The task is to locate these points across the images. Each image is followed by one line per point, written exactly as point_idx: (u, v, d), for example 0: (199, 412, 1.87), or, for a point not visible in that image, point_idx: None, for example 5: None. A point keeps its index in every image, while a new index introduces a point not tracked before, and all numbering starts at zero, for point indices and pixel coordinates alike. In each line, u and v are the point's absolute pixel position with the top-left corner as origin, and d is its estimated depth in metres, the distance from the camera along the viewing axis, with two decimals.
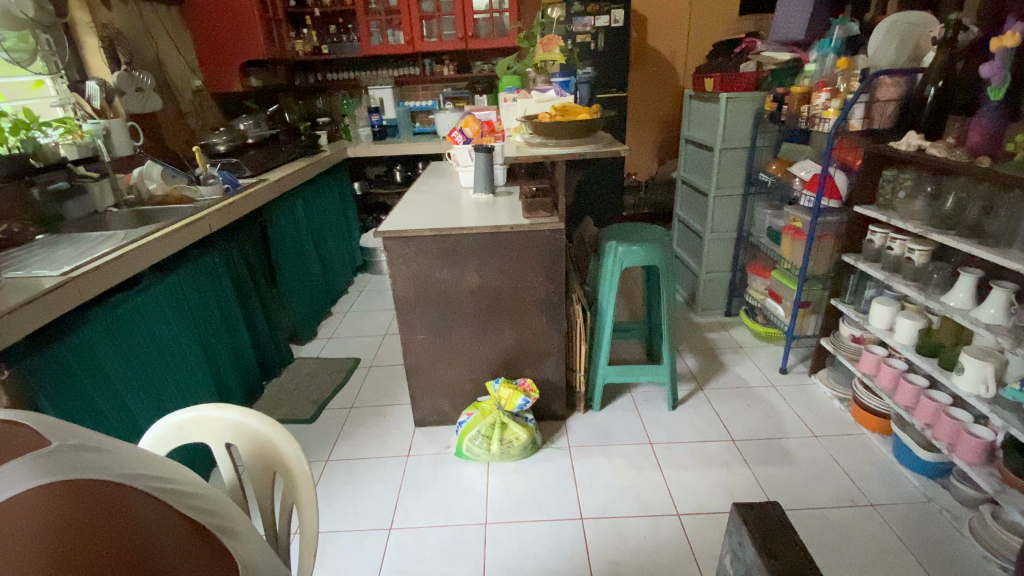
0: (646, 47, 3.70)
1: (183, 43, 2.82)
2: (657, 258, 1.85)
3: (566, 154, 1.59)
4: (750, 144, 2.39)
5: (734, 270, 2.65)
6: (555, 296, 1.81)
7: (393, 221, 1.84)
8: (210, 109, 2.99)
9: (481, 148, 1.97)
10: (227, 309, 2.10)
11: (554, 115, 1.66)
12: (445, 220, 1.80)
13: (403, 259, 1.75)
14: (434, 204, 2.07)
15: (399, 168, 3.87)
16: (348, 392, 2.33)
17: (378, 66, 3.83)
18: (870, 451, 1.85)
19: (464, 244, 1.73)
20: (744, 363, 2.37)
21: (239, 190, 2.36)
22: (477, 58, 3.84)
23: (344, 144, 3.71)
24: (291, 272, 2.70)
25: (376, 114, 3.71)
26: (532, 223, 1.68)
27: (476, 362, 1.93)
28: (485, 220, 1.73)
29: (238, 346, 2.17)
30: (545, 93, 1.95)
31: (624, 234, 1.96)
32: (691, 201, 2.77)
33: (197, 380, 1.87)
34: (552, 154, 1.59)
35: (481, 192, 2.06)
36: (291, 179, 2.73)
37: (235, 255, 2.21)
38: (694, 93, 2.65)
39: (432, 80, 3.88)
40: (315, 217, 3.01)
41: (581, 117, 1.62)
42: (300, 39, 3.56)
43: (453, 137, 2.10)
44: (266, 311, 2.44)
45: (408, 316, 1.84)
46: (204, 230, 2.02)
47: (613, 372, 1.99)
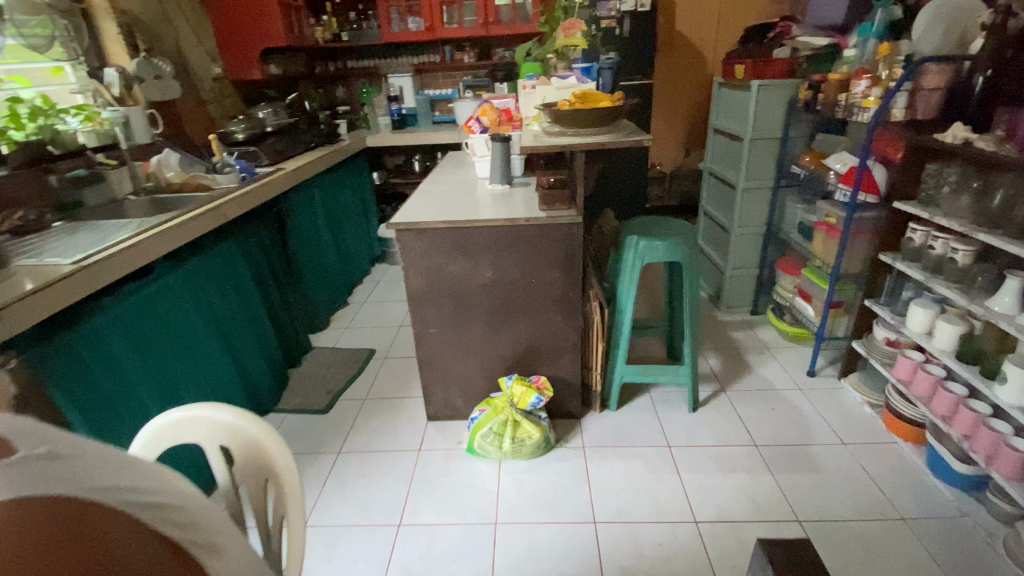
0: (674, 32, 3.56)
1: (203, 31, 2.81)
2: (680, 254, 1.77)
3: (585, 144, 1.51)
4: (782, 135, 2.27)
5: (762, 266, 2.55)
6: (571, 292, 1.75)
7: (407, 212, 1.80)
8: (230, 97, 2.98)
9: (497, 138, 1.92)
10: (247, 299, 2.10)
11: (574, 103, 1.58)
12: (460, 211, 1.75)
13: (416, 252, 1.71)
14: (450, 194, 2.03)
15: (418, 158, 3.84)
16: (363, 383, 2.32)
17: (398, 53, 3.78)
18: (901, 461, 1.75)
19: (478, 237, 1.67)
20: (769, 364, 2.28)
21: (255, 178, 2.34)
22: (498, 45, 3.77)
23: (363, 133, 3.69)
24: (309, 261, 2.70)
25: (395, 104, 3.76)
26: (548, 216, 1.62)
27: (489, 358, 1.89)
28: (500, 212, 1.67)
29: (261, 336, 2.17)
30: (565, 80, 1.87)
31: (645, 228, 1.88)
32: (718, 194, 2.67)
33: (216, 370, 1.87)
34: (571, 143, 1.52)
35: (498, 183, 2.01)
36: (309, 168, 2.71)
37: (253, 245, 2.20)
38: (723, 81, 2.53)
39: (452, 68, 3.82)
40: (333, 206, 3.00)
41: (603, 105, 1.54)
42: (320, 26, 3.53)
43: (470, 125, 2.05)
44: (285, 300, 2.44)
45: (420, 310, 1.81)
46: (219, 218, 2.01)
47: (631, 372, 1.93)
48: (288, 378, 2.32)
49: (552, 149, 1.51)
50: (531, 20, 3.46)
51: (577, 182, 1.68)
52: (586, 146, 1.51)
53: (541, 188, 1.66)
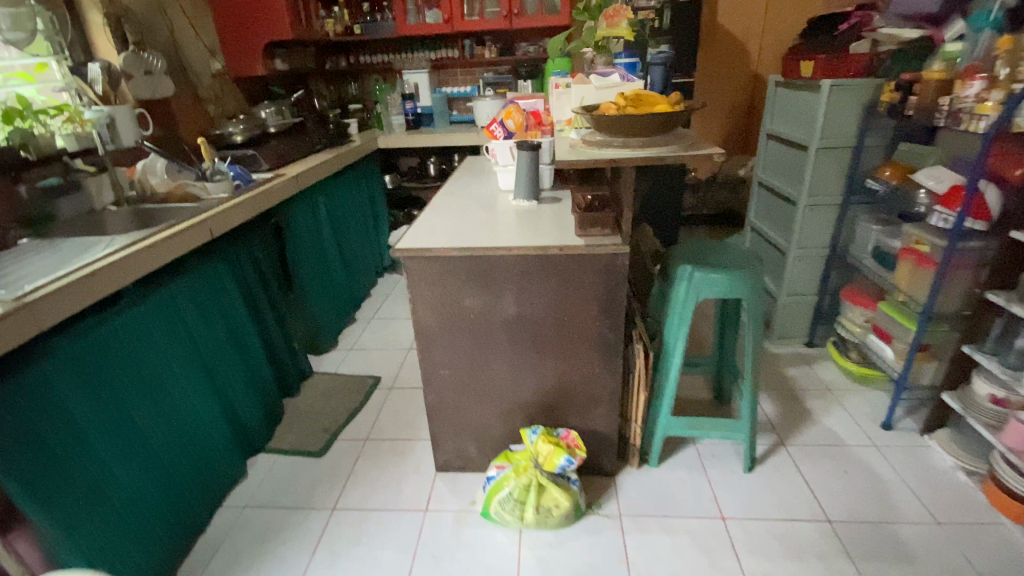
0: (715, 25, 3.23)
1: (201, 24, 2.56)
2: (744, 286, 1.47)
3: (638, 158, 1.21)
4: (856, 144, 1.94)
5: (822, 293, 2.22)
6: (611, 333, 1.46)
7: (417, 235, 1.52)
8: (232, 94, 2.74)
9: (523, 146, 1.63)
10: (237, 325, 1.85)
11: (623, 106, 1.28)
12: (480, 236, 1.45)
13: (427, 282, 1.42)
14: (467, 209, 1.74)
15: (432, 160, 3.58)
16: (365, 419, 2.07)
17: (414, 47, 3.51)
18: (1013, 550, 1.43)
19: (500, 268, 1.38)
20: (834, 411, 1.96)
21: (251, 187, 2.09)
22: (522, 38, 3.48)
23: (375, 133, 3.43)
24: (311, 277, 2.45)
25: (410, 102, 3.46)
26: (588, 244, 1.32)
27: (509, 405, 1.61)
28: (529, 237, 1.38)
29: (251, 367, 1.92)
30: (607, 78, 1.58)
31: (699, 254, 1.58)
32: (772, 208, 2.34)
33: (195, 413, 1.62)
34: (620, 156, 1.22)
35: (523, 198, 1.73)
36: (313, 173, 2.46)
37: (247, 263, 1.95)
38: (782, 80, 2.21)
39: (472, 64, 3.55)
40: (340, 214, 2.75)
41: (660, 109, 1.25)
42: (330, 18, 3.25)
43: (491, 131, 1.77)
44: (284, 323, 2.19)
45: (430, 349, 1.53)
46: (205, 235, 1.75)
47: (677, 425, 1.64)
48: (281, 411, 2.08)
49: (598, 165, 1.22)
50: (560, 11, 3.16)
51: (621, 201, 1.38)
52: (640, 161, 1.21)
53: (577, 209, 1.37)
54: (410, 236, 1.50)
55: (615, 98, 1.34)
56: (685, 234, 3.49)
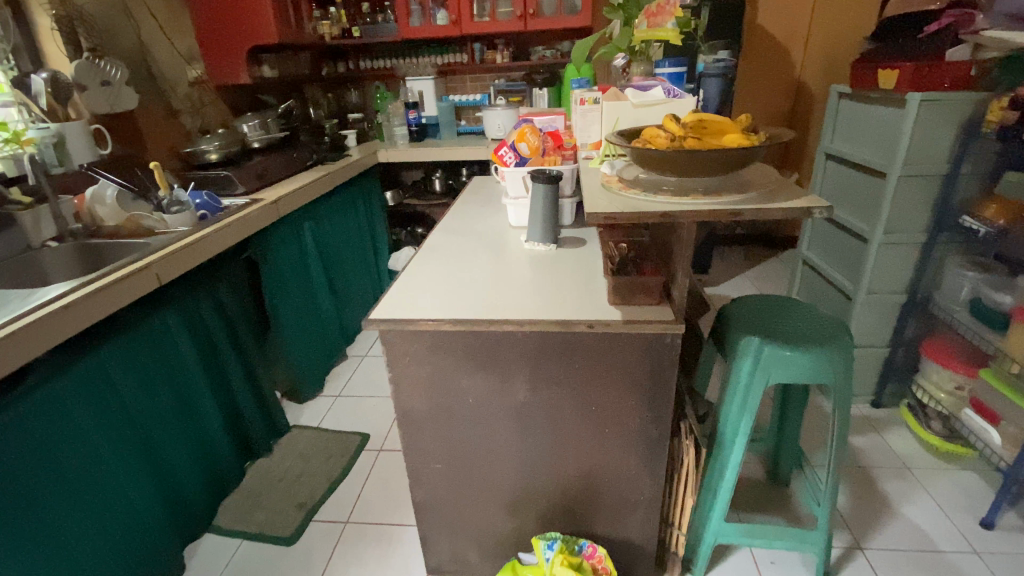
0: (756, 28, 2.88)
1: (176, 26, 2.28)
2: (830, 364, 1.13)
3: (709, 208, 0.85)
4: (948, 172, 1.59)
5: (895, 347, 1.86)
6: (655, 429, 1.11)
7: (401, 290, 1.18)
8: (213, 105, 2.45)
9: (538, 177, 1.30)
10: (190, 387, 1.56)
11: (683, 133, 0.93)
12: (480, 298, 1.11)
13: (413, 361, 1.08)
14: (470, 251, 1.41)
15: (438, 175, 3.26)
16: (348, 493, 1.75)
17: (419, 52, 3.20)
18: None
19: (508, 347, 1.04)
20: (917, 499, 1.59)
21: (219, 216, 1.78)
22: (538, 42, 3.15)
23: (375, 146, 3.13)
24: (295, 314, 2.14)
25: (413, 111, 3.12)
26: (628, 322, 0.96)
27: (520, 506, 1.27)
28: (544, 306, 1.04)
29: (206, 432, 1.63)
30: (647, 94, 1.24)
31: (764, 318, 1.23)
32: (835, 242, 1.98)
33: (123, 501, 1.34)
34: (682, 205, 0.87)
35: (538, 241, 1.38)
36: (299, 196, 2.15)
37: (210, 308, 1.65)
38: (850, 92, 1.85)
39: (482, 70, 3.22)
40: (331, 239, 2.44)
41: (738, 141, 0.89)
42: (327, 20, 2.95)
43: (500, 156, 1.43)
44: (255, 373, 1.88)
45: (418, 439, 1.19)
46: (152, 283, 1.43)
47: (731, 532, 1.29)
48: (234, 479, 1.78)
49: (649, 218, 0.86)
50: (580, 12, 2.82)
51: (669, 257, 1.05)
52: (711, 212, 0.85)
53: (608, 269, 1.04)
54: (393, 294, 1.16)
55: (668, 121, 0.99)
56: (718, 259, 3.12)
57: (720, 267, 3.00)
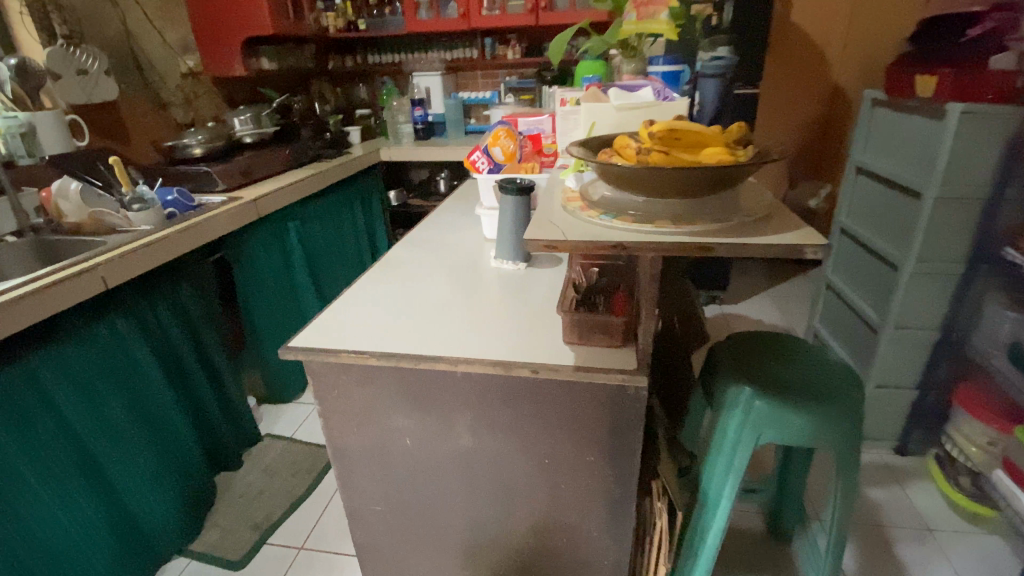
0: (786, 26, 2.66)
1: (171, 15, 2.20)
2: (832, 424, 0.95)
3: (677, 241, 0.68)
4: (991, 196, 1.37)
5: (923, 390, 1.63)
6: (619, 489, 0.95)
7: (340, 312, 1.04)
8: (208, 97, 2.37)
9: (507, 188, 1.15)
10: (146, 398, 1.46)
11: (656, 143, 0.75)
12: (421, 326, 0.97)
13: (341, 395, 0.95)
14: (432, 267, 1.27)
15: (443, 176, 3.13)
16: (307, 515, 1.64)
17: (428, 46, 3.09)
18: None
19: (443, 389, 0.89)
20: (940, 570, 1.38)
21: (186, 215, 1.70)
22: (552, 38, 2.99)
23: (379, 144, 3.03)
24: (272, 318, 2.05)
25: (419, 108, 3.00)
26: (582, 369, 0.80)
27: (469, 558, 1.12)
28: (487, 340, 0.89)
29: (168, 447, 1.53)
30: (634, 96, 1.07)
31: (759, 361, 1.05)
32: (862, 267, 1.76)
33: (54, 525, 1.24)
34: (644, 235, 0.70)
35: (508, 258, 1.23)
36: (282, 196, 2.06)
37: (167, 313, 1.56)
38: (884, 100, 1.63)
39: (492, 66, 3.08)
40: (318, 240, 2.34)
41: (722, 159, 0.72)
42: (332, 12, 2.87)
43: (472, 162, 1.28)
44: (225, 380, 1.79)
45: (352, 477, 1.06)
46: (98, 287, 1.34)
47: None
48: (207, 495, 1.68)
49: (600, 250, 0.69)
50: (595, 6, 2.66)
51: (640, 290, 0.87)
52: (678, 245, 0.68)
53: (567, 301, 0.87)
54: (328, 315, 1.03)
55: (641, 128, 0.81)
56: (737, 275, 2.90)
57: (739, 284, 2.78)
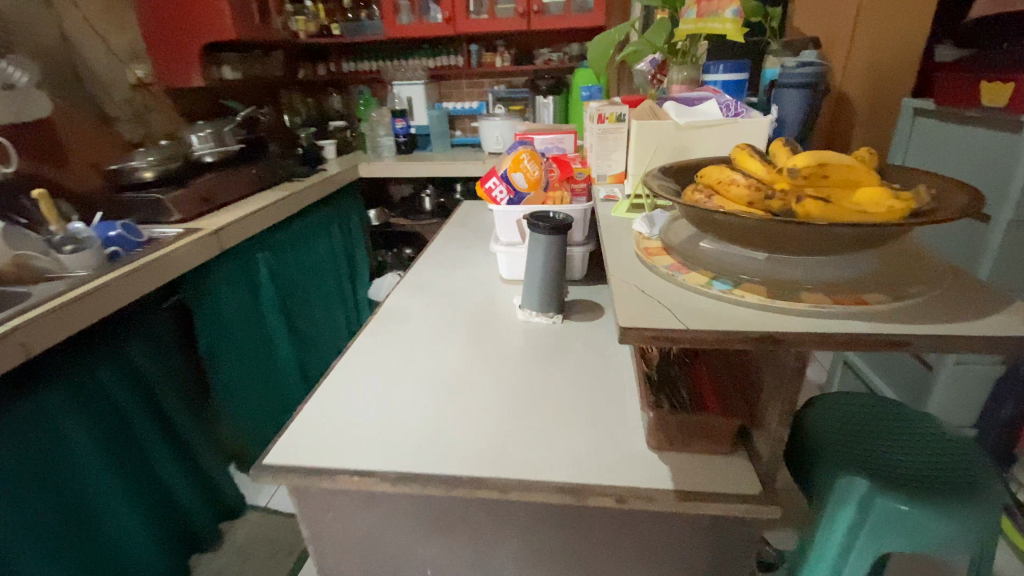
0: None
1: (116, 16, 1.88)
2: (973, 534, 0.75)
3: (853, 329, 0.47)
4: None
5: (986, 430, 1.47)
6: None
7: (331, 393, 0.79)
8: (162, 110, 2.06)
9: (538, 225, 0.94)
10: (82, 490, 1.16)
11: (799, 180, 0.56)
12: (444, 416, 0.73)
13: (343, 521, 0.70)
14: (439, 316, 1.03)
15: (428, 192, 2.88)
16: None
17: (408, 53, 2.85)
18: None
19: (486, 513, 0.66)
20: None
21: (134, 255, 1.41)
22: (543, 44, 2.78)
23: (357, 159, 2.76)
24: (242, 367, 1.76)
25: (401, 120, 2.73)
26: (689, 500, 0.58)
27: None
28: (540, 445, 0.66)
29: (112, 545, 1.23)
30: (696, 113, 0.86)
31: (859, 444, 0.86)
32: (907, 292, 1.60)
33: None
34: (797, 320, 0.49)
35: (535, 311, 1.00)
36: (249, 223, 1.78)
37: (113, 378, 1.26)
38: (934, 109, 1.46)
39: (479, 74, 2.85)
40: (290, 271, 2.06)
41: (891, 208, 0.51)
42: (301, 15, 2.59)
43: (488, 190, 1.07)
44: (193, 451, 1.49)
45: None
46: (17, 356, 1.05)
47: None
48: None
49: (739, 344, 0.47)
50: (592, 9, 2.46)
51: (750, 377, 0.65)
52: (857, 337, 0.46)
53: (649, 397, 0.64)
54: (316, 401, 0.78)
55: (760, 161, 0.62)
56: None
57: None
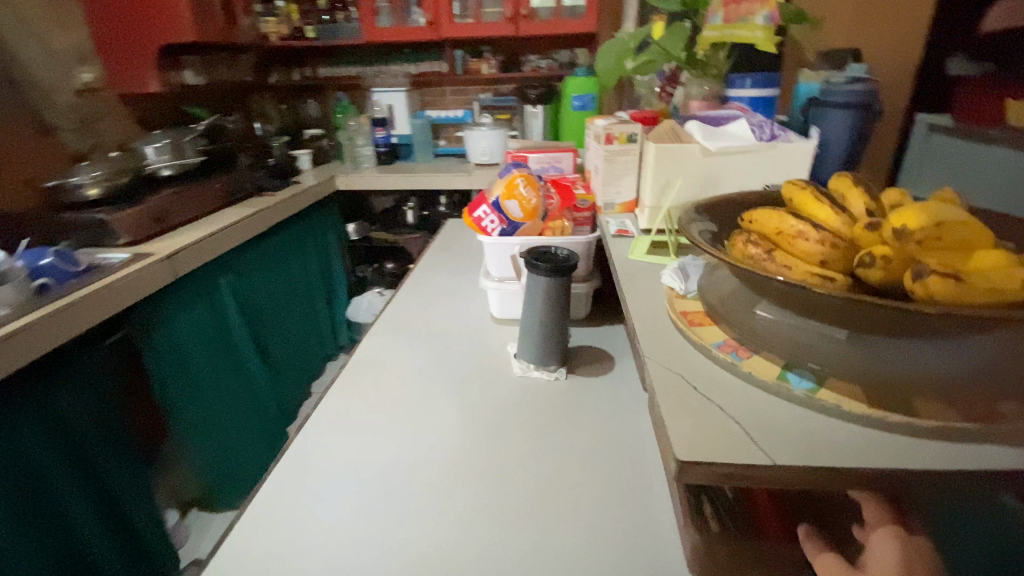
0: None
1: (60, 14, 1.69)
2: None
3: (993, 464, 0.34)
4: None
5: None
6: None
7: (297, 499, 0.66)
8: (115, 118, 1.87)
9: (536, 266, 0.80)
10: None
11: (909, 243, 0.39)
12: (438, 535, 0.61)
13: None
14: (424, 370, 0.89)
15: (410, 205, 2.70)
16: None
17: (389, 59, 2.70)
18: None
19: None
20: None
21: (67, 287, 1.22)
22: (531, 50, 2.66)
23: (334, 170, 2.60)
24: (206, 407, 1.58)
25: (382, 129, 2.60)
26: None
27: None
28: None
29: None
30: (725, 135, 0.73)
31: None
32: None
33: None
34: (915, 446, 0.35)
35: (533, 364, 0.85)
36: (210, 246, 1.61)
37: (39, 434, 1.08)
38: None
39: (464, 81, 2.71)
40: (259, 297, 1.89)
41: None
42: (274, 17, 2.42)
43: (477, 219, 0.93)
44: (138, 515, 1.30)
45: None
46: None
47: None
48: None
49: (838, 484, 0.34)
50: (583, 15, 2.35)
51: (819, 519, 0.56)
52: (1004, 473, 0.33)
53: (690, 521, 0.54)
54: (282, 510, 0.64)
55: (829, 206, 0.49)
56: None
57: None
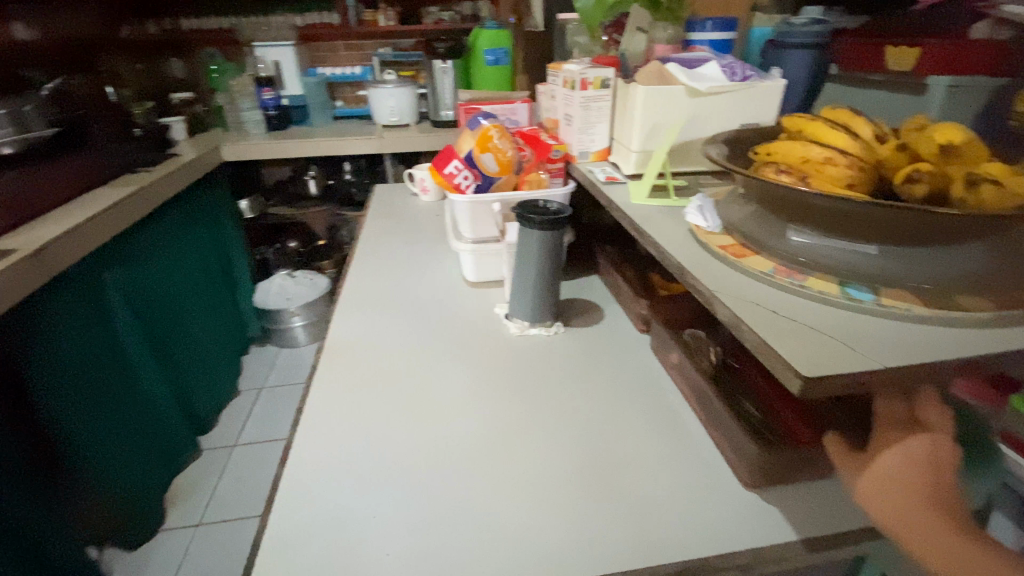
0: None
1: None
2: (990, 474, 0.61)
3: None
4: None
5: None
6: None
7: (324, 492, 0.60)
8: None
9: (529, 218, 0.76)
10: None
11: (952, 159, 0.45)
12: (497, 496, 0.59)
13: None
14: (415, 341, 0.84)
15: (313, 174, 2.47)
16: None
17: (268, 8, 2.43)
18: None
19: None
20: None
21: None
22: (430, 2, 2.51)
23: (218, 137, 2.28)
24: (112, 424, 1.35)
25: (269, 90, 2.26)
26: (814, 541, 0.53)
27: None
28: (629, 520, 0.56)
29: None
30: (703, 75, 0.74)
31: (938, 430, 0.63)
32: None
33: None
34: (978, 334, 0.41)
35: (528, 321, 0.84)
36: (92, 232, 1.35)
37: None
38: None
39: (359, 35, 2.49)
40: (154, 291, 1.63)
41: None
42: None
43: (448, 176, 0.87)
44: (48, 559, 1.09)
45: None
46: None
47: None
48: None
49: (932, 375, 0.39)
50: None
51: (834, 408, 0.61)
52: None
53: (742, 436, 0.59)
54: (316, 512, 0.58)
55: (842, 131, 0.52)
56: None
57: None
